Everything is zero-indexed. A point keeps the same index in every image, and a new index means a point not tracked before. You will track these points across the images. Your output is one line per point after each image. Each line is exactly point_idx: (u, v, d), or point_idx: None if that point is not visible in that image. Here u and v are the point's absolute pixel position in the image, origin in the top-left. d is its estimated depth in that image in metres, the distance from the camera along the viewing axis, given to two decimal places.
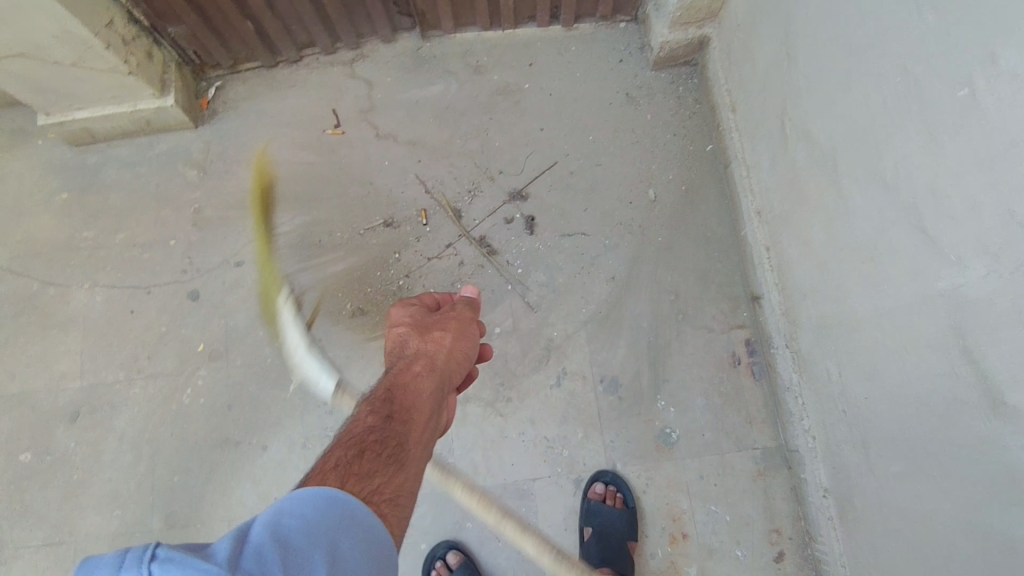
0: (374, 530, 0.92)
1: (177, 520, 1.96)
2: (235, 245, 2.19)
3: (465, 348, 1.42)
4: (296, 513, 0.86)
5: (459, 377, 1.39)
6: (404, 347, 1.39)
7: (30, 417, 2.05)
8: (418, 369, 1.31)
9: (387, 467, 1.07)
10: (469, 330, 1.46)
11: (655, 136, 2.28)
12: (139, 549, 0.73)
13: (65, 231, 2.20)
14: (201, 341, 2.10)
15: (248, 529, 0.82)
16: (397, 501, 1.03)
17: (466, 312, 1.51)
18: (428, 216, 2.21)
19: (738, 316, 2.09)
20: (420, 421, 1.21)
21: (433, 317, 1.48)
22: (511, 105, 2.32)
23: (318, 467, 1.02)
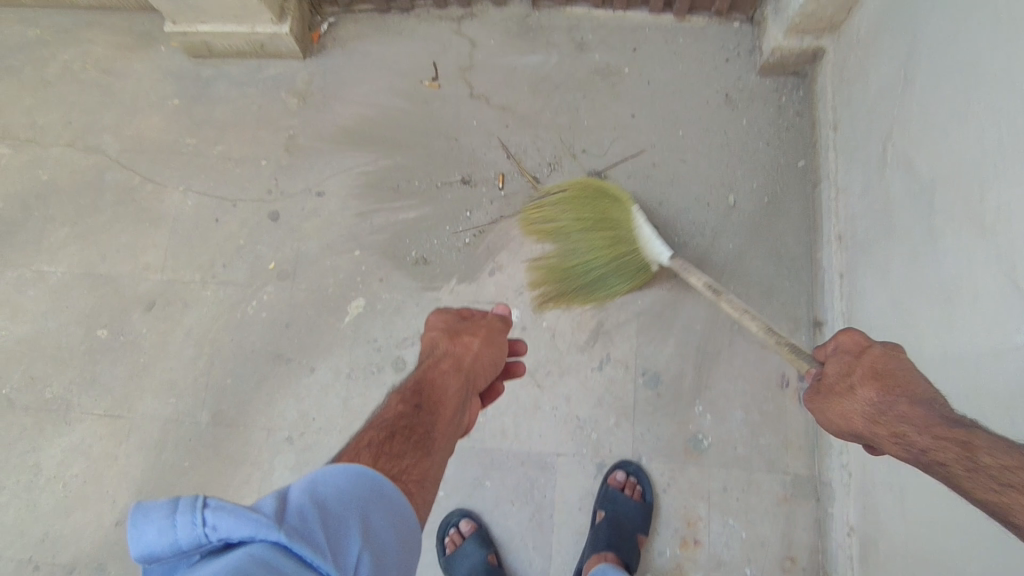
0: (397, 504, 1.22)
1: (224, 419, 2.09)
2: (319, 175, 2.29)
3: (491, 355, 1.68)
4: (327, 484, 1.12)
5: (483, 379, 1.66)
6: (435, 347, 1.67)
7: (110, 297, 2.20)
8: (445, 368, 1.60)
9: (412, 451, 1.39)
10: (497, 337, 1.72)
11: (747, 142, 2.23)
12: (191, 497, 0.88)
13: (171, 134, 2.34)
14: (273, 260, 2.21)
15: (289, 492, 1.06)
16: (422, 481, 1.36)
17: (495, 322, 1.77)
18: (505, 180, 2.25)
19: (796, 339, 2.05)
20: (445, 414, 1.52)
21: (464, 323, 1.75)
22: (606, 87, 2.31)
23: (356, 444, 1.37)
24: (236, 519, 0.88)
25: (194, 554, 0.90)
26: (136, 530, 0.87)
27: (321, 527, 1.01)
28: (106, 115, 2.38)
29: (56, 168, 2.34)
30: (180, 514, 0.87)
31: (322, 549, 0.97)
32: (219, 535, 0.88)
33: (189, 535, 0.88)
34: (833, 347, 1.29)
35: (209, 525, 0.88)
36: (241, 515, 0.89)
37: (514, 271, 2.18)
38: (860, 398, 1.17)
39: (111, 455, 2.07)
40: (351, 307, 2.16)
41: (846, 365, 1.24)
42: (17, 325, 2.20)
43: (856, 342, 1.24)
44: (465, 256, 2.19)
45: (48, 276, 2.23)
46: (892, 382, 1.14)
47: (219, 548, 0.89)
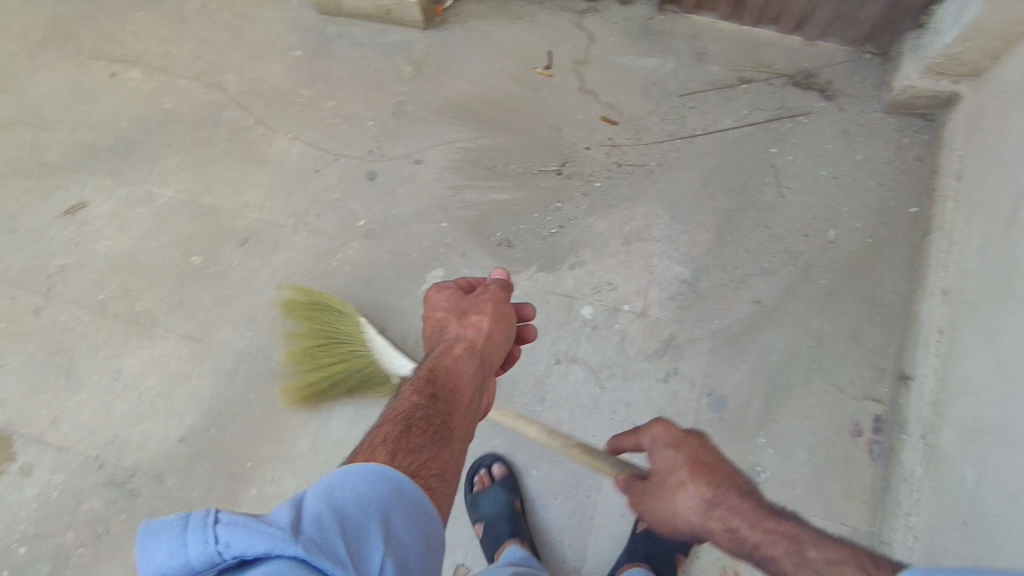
0: (418, 503, 1.12)
1: (293, 361, 2.16)
2: (420, 143, 2.33)
3: (502, 331, 1.61)
4: (346, 487, 1.04)
5: (497, 356, 1.61)
6: (444, 331, 1.59)
7: (210, 228, 2.31)
8: (459, 352, 1.54)
9: (432, 444, 1.32)
10: (503, 310, 1.63)
11: (858, 179, 2.15)
12: (203, 513, 0.85)
13: (289, 83, 2.44)
14: (364, 218, 2.27)
15: (303, 500, 0.98)
16: (442, 475, 1.29)
17: (499, 291, 1.66)
18: (613, 121, 2.29)
19: (877, 389, 1.96)
20: (461, 400, 1.46)
21: (468, 300, 1.64)
22: (718, 101, 2.28)
23: (370, 444, 1.28)
24: (250, 535, 0.84)
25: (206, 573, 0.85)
26: (147, 550, 0.84)
27: (340, 536, 0.94)
28: (233, 56, 2.49)
29: (179, 98, 2.46)
30: (192, 531, 0.84)
31: (344, 561, 0.90)
32: (233, 553, 0.84)
33: (200, 554, 0.84)
34: (651, 440, 1.42)
35: (222, 543, 0.84)
36: (255, 530, 0.85)
37: (594, 268, 2.15)
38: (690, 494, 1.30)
39: (186, 375, 2.18)
40: (429, 276, 2.19)
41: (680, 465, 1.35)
42: (122, 239, 2.33)
43: (673, 435, 1.38)
44: (549, 246, 2.19)
45: (157, 197, 2.36)
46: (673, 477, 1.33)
47: (236, 565, 0.85)
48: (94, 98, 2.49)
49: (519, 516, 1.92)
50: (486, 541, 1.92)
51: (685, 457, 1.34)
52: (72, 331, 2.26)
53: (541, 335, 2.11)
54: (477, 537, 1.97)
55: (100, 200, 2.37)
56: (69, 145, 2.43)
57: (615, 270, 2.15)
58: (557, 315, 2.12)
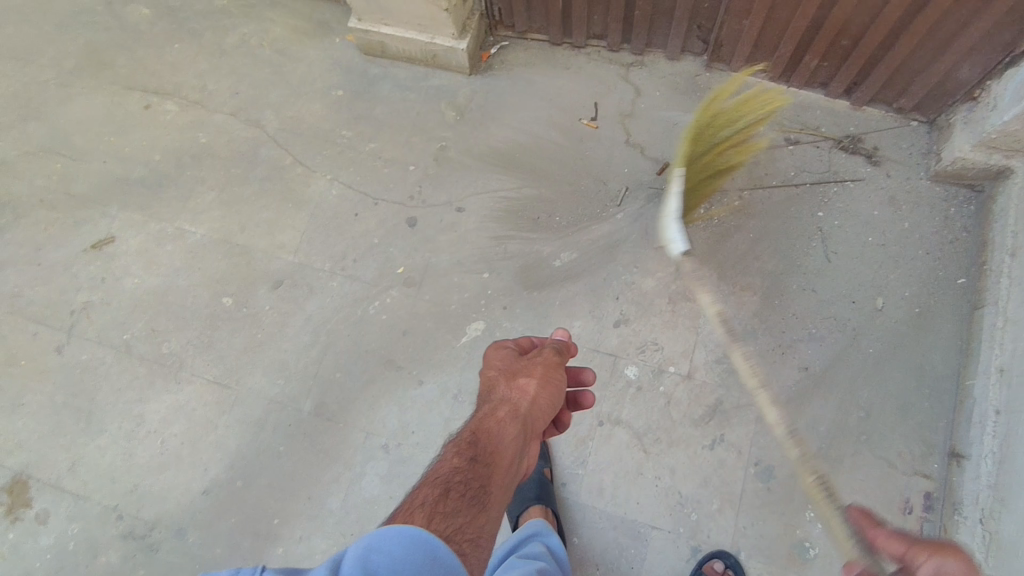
0: (456, 574, 0.98)
1: (326, 412, 2.09)
2: (463, 191, 2.29)
3: (549, 396, 1.46)
4: (383, 550, 0.95)
5: (542, 424, 1.45)
6: (491, 391, 1.48)
7: (243, 268, 2.25)
8: (502, 415, 1.39)
9: (468, 506, 1.17)
10: (554, 373, 1.50)
11: (906, 247, 2.13)
12: (246, 572, 0.85)
13: (329, 123, 2.40)
14: (403, 265, 2.22)
15: (342, 561, 0.93)
16: (478, 542, 1.13)
17: (552, 357, 1.57)
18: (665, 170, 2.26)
19: (927, 465, 1.92)
20: (502, 463, 1.30)
21: (521, 361, 1.55)
22: (764, 162, 2.26)
23: (408, 504, 1.15)
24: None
25: None
26: None
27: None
28: (272, 93, 2.45)
29: (216, 133, 2.41)
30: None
31: None
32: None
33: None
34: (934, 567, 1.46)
35: None
36: None
37: (639, 327, 2.12)
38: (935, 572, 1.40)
39: (213, 422, 2.10)
40: (469, 328, 2.14)
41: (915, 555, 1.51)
42: (150, 276, 2.26)
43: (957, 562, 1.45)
44: (593, 302, 2.15)
45: (188, 234, 2.30)
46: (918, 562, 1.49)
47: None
48: (127, 129, 2.44)
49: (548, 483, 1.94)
50: (512, 504, 1.93)
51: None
52: (95, 372, 2.18)
53: None
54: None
55: (130, 235, 2.31)
56: (100, 177, 2.39)
57: (660, 330, 2.12)
58: (600, 374, 2.09)
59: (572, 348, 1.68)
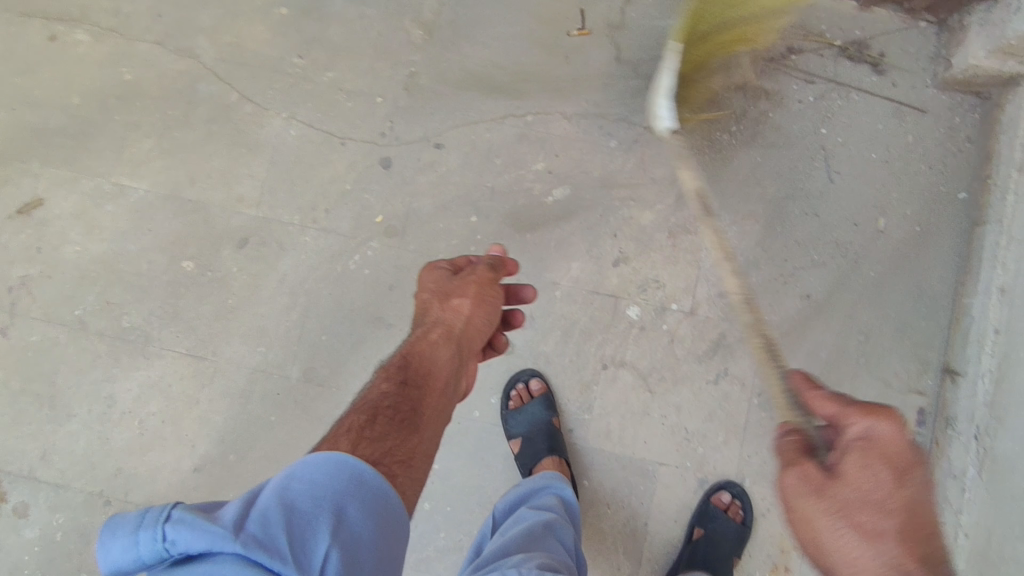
0: (379, 492, 1.12)
1: (315, 377, 1.96)
2: (440, 124, 2.06)
3: (484, 316, 1.50)
4: (304, 478, 1.06)
5: (477, 341, 1.51)
6: (425, 314, 1.52)
7: (200, 227, 2.01)
8: (435, 337, 1.46)
9: (398, 431, 1.26)
10: (489, 293, 1.51)
11: (909, 163, 2.06)
12: (158, 510, 0.91)
13: (277, 50, 2.07)
14: (381, 214, 2.02)
15: (262, 493, 1.02)
16: (408, 462, 1.24)
17: (486, 274, 1.54)
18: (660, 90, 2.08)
19: (921, 382, 1.98)
20: (435, 385, 1.39)
21: (454, 281, 1.54)
22: (766, 75, 2.09)
23: (335, 431, 1.23)
24: (193, 532, 0.89)
25: (159, 566, 0.92)
26: (105, 546, 0.90)
27: (286, 532, 0.97)
28: (202, 13, 2.08)
29: (142, 67, 2.06)
30: (144, 530, 0.90)
31: (285, 554, 0.93)
32: (179, 549, 0.89)
33: (150, 549, 0.90)
34: (868, 434, 1.33)
35: (169, 540, 0.90)
36: (199, 528, 0.90)
37: (639, 265, 2.02)
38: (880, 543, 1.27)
39: (193, 397, 1.95)
40: None
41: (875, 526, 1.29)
42: (93, 242, 2.00)
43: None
44: (590, 241, 2.03)
45: (130, 190, 2.02)
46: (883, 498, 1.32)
47: (184, 559, 0.91)
48: (32, 67, 2.06)
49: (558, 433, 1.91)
50: (524, 460, 1.91)
51: (880, 459, 1.31)
52: (49, 354, 1.97)
53: (587, 339, 2.00)
54: (512, 453, 1.94)
55: (60, 197, 2.02)
56: (9, 127, 2.03)
57: (661, 266, 2.03)
58: (602, 317, 2.00)
59: (511, 264, 1.64)
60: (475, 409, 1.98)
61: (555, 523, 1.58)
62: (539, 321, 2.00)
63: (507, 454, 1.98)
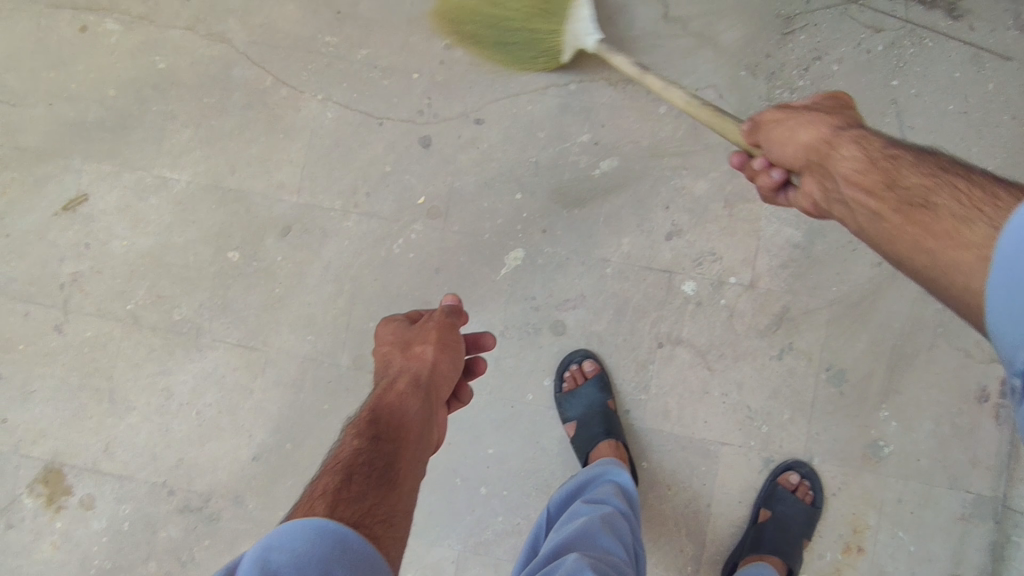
0: (365, 556, 1.05)
1: (365, 364, 1.94)
2: (480, 98, 1.97)
3: (450, 359, 1.48)
4: (284, 548, 1.01)
5: (446, 388, 1.48)
6: (388, 366, 1.49)
7: (242, 217, 1.98)
8: (402, 387, 1.42)
9: (376, 488, 1.21)
10: (449, 338, 1.51)
11: (990, 114, 1.90)
12: None
13: (309, 28, 2.00)
14: (423, 194, 1.96)
15: (242, 567, 1.00)
16: (390, 521, 1.18)
17: (445, 319, 1.55)
18: (713, 48, 1.94)
19: None
20: (408, 437, 1.34)
21: (413, 330, 1.54)
22: (829, 24, 1.93)
23: (309, 496, 1.18)
24: None
25: None
26: None
27: None
28: None
29: (174, 55, 2.01)
30: None
31: None
32: None
33: None
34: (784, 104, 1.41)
35: None
36: None
37: (694, 238, 1.92)
38: (983, 232, 0.95)
39: (246, 387, 1.95)
40: (507, 259, 1.94)
41: (966, 207, 1.00)
42: (140, 236, 2.00)
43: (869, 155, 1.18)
44: (641, 214, 1.93)
45: (171, 182, 2.00)
46: (943, 224, 1.00)
47: None
48: (67, 60, 2.03)
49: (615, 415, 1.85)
50: (580, 444, 1.85)
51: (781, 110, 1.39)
52: (104, 349, 1.99)
53: (641, 317, 1.91)
54: (568, 436, 1.90)
55: (105, 191, 2.01)
56: (50, 124, 2.02)
57: (718, 238, 1.92)
58: (657, 293, 1.92)
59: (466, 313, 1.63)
60: (528, 392, 1.93)
61: (612, 516, 1.54)
62: (591, 300, 1.92)
63: (561, 437, 1.93)
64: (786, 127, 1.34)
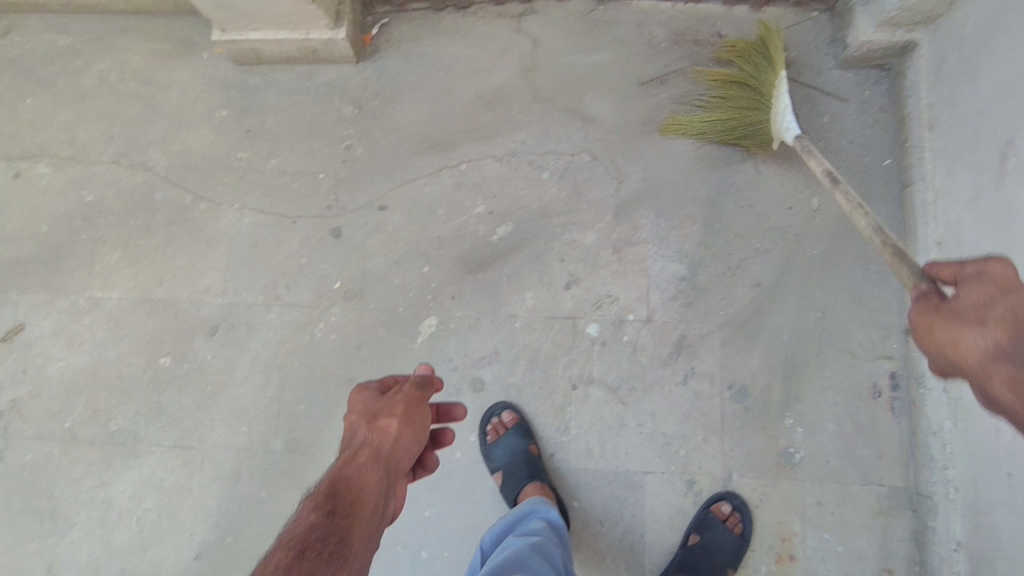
0: None
1: (298, 447, 2.02)
2: (381, 188, 2.18)
3: (415, 432, 1.37)
4: None
5: (409, 461, 1.36)
6: (352, 437, 1.37)
7: (172, 324, 2.11)
8: (363, 459, 1.30)
9: (327, 566, 1.07)
10: (417, 411, 1.41)
11: (830, 141, 2.13)
12: None
13: (222, 148, 2.22)
14: (339, 279, 2.12)
15: None
16: None
17: (415, 391, 1.45)
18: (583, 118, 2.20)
19: (887, 347, 1.99)
20: (364, 512, 1.21)
21: (382, 401, 1.43)
22: (678, 86, 2.21)
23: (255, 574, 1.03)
24: None
25: None
26: None
27: None
28: (150, 129, 2.25)
29: (101, 187, 2.22)
30: None
31: None
32: None
33: None
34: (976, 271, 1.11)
35: None
36: None
37: (590, 284, 2.09)
38: None
39: (185, 487, 2.01)
40: (423, 327, 2.09)
41: None
42: (75, 355, 2.11)
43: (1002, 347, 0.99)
44: (539, 269, 2.11)
45: (103, 301, 2.14)
46: None
47: None
48: (3, 205, 2.23)
49: (537, 459, 1.93)
50: (507, 491, 1.91)
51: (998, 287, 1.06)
52: (44, 469, 2.04)
53: (553, 363, 2.05)
54: (496, 486, 1.96)
55: (39, 319, 2.14)
56: None
57: (611, 281, 2.09)
58: (563, 340, 2.06)
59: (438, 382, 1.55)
60: (457, 450, 2.03)
61: (544, 547, 1.61)
62: (504, 354, 2.06)
63: (492, 488, 2.00)
64: (948, 330, 1.10)
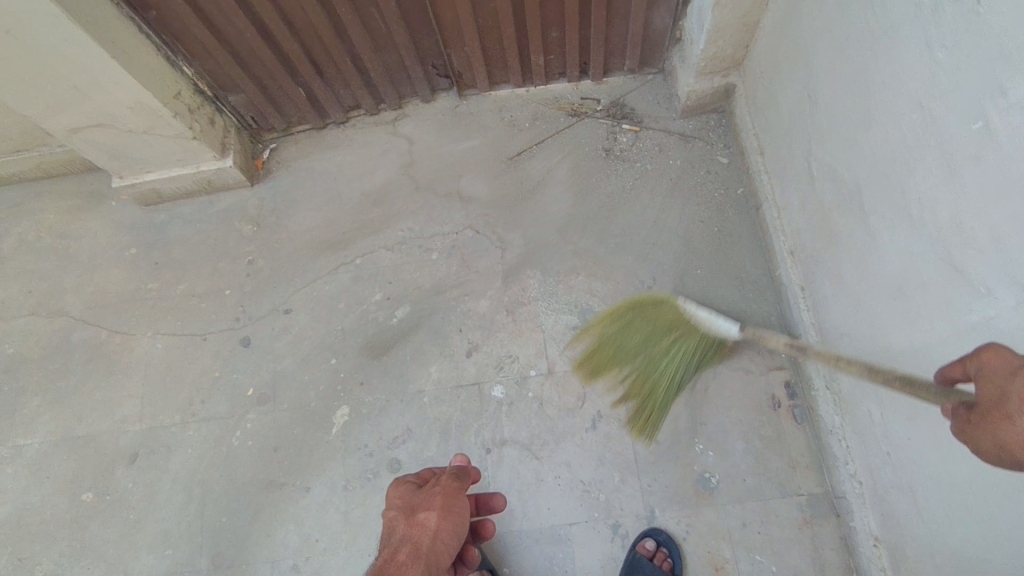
0: None
1: (224, 561, 2.00)
2: (285, 293, 2.31)
3: (455, 525, 1.31)
4: None
5: (448, 560, 1.28)
6: (390, 534, 1.30)
7: (92, 458, 2.15)
8: (401, 559, 1.22)
9: None
10: (456, 502, 1.35)
11: (687, 180, 2.31)
12: None
13: (133, 282, 2.37)
14: (251, 385, 2.20)
15: None
16: None
17: (454, 481, 1.41)
18: (462, 199, 2.39)
19: (776, 357, 2.06)
20: None
21: (419, 495, 1.38)
22: (543, 155, 2.42)
23: None
24: None
25: None
26: None
27: None
28: (66, 277, 2.41)
29: (22, 338, 2.33)
30: None
31: None
32: None
33: None
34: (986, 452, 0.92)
35: None
36: None
37: (489, 348, 2.18)
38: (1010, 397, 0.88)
39: None
40: (336, 417, 2.14)
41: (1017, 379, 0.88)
42: None
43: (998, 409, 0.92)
44: (439, 342, 2.20)
45: (25, 448, 2.19)
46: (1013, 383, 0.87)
47: None
48: None
49: None
50: None
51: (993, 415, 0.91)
52: None
53: (464, 431, 2.08)
54: None
55: None
56: None
57: (509, 342, 2.18)
58: (471, 406, 2.11)
59: (474, 468, 1.53)
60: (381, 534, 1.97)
61: None
62: (417, 430, 2.09)
63: None
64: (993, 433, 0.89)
